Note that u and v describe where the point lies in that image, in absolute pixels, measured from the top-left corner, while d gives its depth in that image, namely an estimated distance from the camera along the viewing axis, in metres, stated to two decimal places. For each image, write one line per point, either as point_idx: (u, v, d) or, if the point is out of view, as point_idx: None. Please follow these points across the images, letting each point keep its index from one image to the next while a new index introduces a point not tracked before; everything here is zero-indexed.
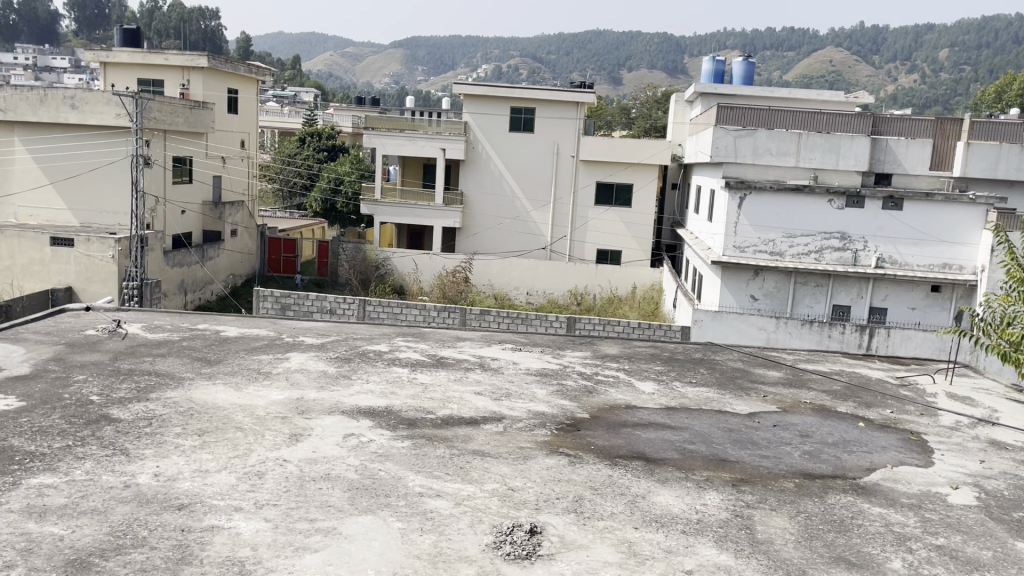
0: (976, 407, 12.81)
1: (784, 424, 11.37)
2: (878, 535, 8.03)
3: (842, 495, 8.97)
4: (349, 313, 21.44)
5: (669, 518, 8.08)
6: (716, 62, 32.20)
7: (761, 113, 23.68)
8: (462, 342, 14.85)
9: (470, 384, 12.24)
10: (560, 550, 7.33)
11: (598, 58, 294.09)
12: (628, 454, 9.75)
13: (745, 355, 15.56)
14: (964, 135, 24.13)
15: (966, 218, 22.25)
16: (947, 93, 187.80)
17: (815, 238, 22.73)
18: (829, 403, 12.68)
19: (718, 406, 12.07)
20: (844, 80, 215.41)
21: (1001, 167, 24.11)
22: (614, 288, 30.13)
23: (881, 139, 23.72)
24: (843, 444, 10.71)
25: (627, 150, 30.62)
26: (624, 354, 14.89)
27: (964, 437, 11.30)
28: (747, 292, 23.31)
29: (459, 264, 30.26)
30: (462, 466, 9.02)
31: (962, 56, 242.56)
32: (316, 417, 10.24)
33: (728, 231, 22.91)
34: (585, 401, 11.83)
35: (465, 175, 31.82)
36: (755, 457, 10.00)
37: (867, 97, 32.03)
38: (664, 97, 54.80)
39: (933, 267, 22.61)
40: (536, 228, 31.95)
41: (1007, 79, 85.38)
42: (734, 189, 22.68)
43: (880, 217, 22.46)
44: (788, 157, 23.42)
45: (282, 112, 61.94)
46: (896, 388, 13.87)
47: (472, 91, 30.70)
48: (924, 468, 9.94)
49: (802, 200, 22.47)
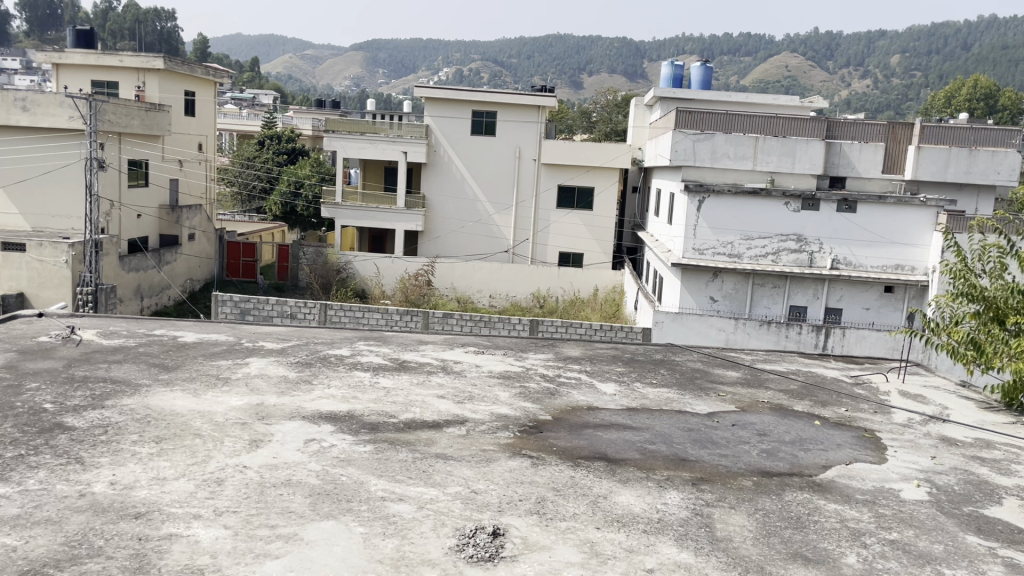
0: (928, 404, 13.16)
1: (742, 424, 11.56)
2: (834, 530, 8.21)
3: (798, 492, 9.15)
4: (310, 317, 21.13)
5: (631, 518, 8.17)
6: (676, 66, 32.40)
7: (719, 117, 23.96)
8: (424, 346, 14.83)
9: (432, 387, 12.23)
10: (523, 551, 7.37)
11: (558, 62, 295.58)
12: (589, 455, 9.83)
13: (704, 356, 15.76)
14: (915, 139, 24.63)
15: (917, 220, 22.82)
16: (899, 100, 191.84)
17: (772, 240, 23.14)
18: (786, 402, 12.92)
19: (678, 406, 12.23)
20: (800, 86, 219.92)
21: (951, 171, 24.67)
22: (577, 290, 30.35)
23: (834, 143, 24.37)
24: (799, 442, 10.92)
25: (587, 154, 30.81)
26: (586, 356, 15.00)
27: (916, 434, 11.57)
28: (707, 294, 23.66)
29: (421, 267, 30.19)
30: (424, 469, 9.01)
31: (913, 61, 248.13)
32: (277, 422, 10.15)
33: (687, 234, 23.23)
34: (547, 403, 11.89)
35: (427, 179, 31.76)
36: (714, 456, 10.15)
37: (822, 102, 32.52)
38: (625, 100, 55.08)
39: (886, 268, 23.14)
40: (498, 231, 31.99)
41: (955, 84, 87.56)
42: (693, 192, 22.93)
43: (834, 220, 22.92)
44: (745, 160, 23.86)
45: (241, 115, 61.20)
46: (850, 387, 14.17)
47: (434, 95, 30.67)
48: (877, 464, 10.19)
49: (760, 203, 22.88)
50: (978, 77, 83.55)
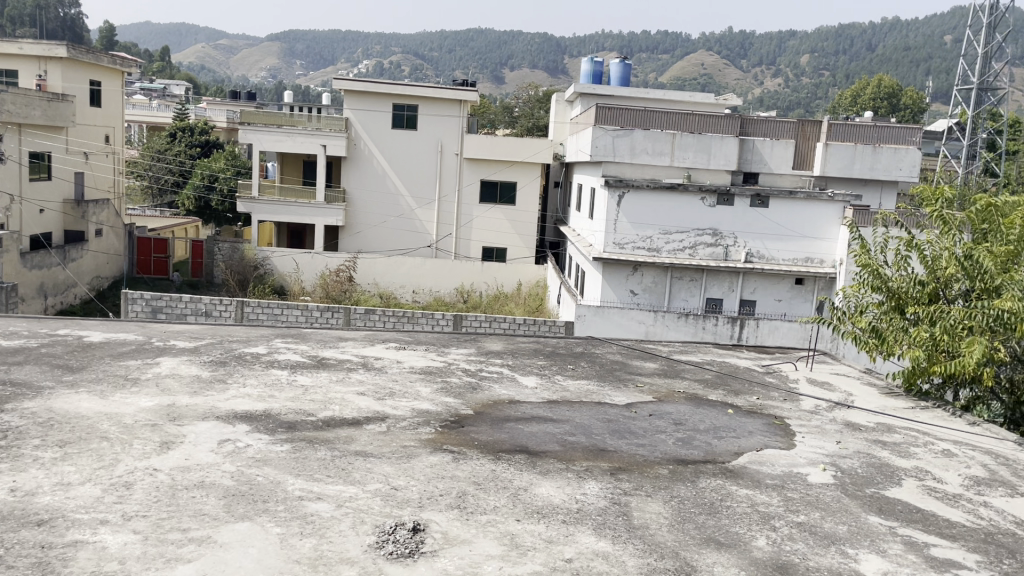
0: (834, 391, 13.73)
1: (659, 414, 11.83)
2: (745, 515, 8.49)
3: (712, 478, 9.43)
4: (226, 315, 20.56)
5: (551, 509, 8.27)
6: (595, 63, 32.78)
7: (637, 113, 24.37)
8: (343, 343, 14.64)
9: (352, 384, 12.11)
10: (443, 546, 7.37)
11: (480, 57, 294.98)
12: (510, 448, 9.90)
13: (623, 348, 16.05)
14: (823, 137, 25.59)
15: (824, 214, 23.73)
16: (808, 99, 198.62)
17: (689, 234, 23.76)
18: (701, 391, 13.29)
19: (597, 398, 12.43)
20: (715, 84, 225.25)
21: (856, 167, 25.71)
22: (500, 285, 30.44)
23: (747, 139, 25.13)
24: (713, 430, 11.25)
25: (509, 149, 30.90)
26: (508, 350, 15.08)
27: (823, 420, 12.06)
28: (627, 287, 24.10)
29: (343, 263, 29.78)
30: (343, 467, 8.91)
31: (822, 61, 257.06)
32: (189, 423, 9.87)
33: (608, 228, 23.65)
34: (469, 397, 11.90)
35: (347, 173, 31.29)
36: (632, 446, 10.35)
37: (737, 100, 33.46)
38: (546, 96, 55.41)
39: (797, 261, 24.00)
40: (421, 226, 31.77)
41: (860, 84, 91.12)
42: (613, 187, 23.39)
43: (747, 215, 23.68)
44: (663, 156, 24.42)
45: (152, 106, 58.95)
46: (761, 375, 14.66)
47: (353, 88, 30.24)
48: (787, 450, 10.57)
49: (677, 198, 23.46)
50: (881, 78, 87.10)
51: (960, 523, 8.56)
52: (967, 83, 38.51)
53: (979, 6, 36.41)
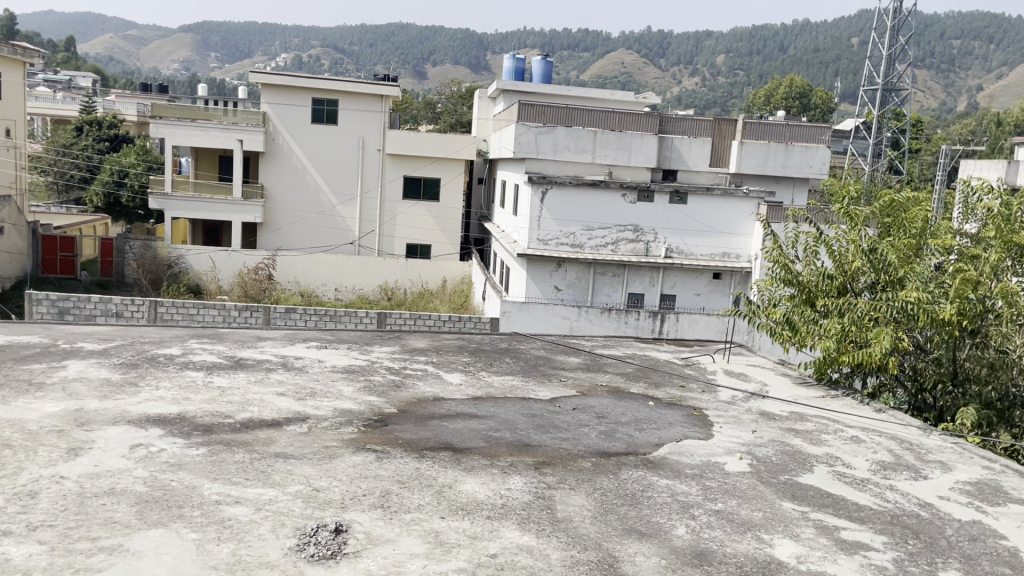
0: (749, 382, 14.16)
1: (582, 407, 11.97)
2: (665, 505, 8.67)
3: (634, 470, 9.60)
4: (138, 316, 19.84)
5: (475, 505, 8.27)
6: (518, 59, 32.89)
7: (559, 110, 24.58)
8: (262, 342, 14.32)
9: (271, 385, 11.85)
10: (365, 546, 7.29)
11: (402, 52, 292.31)
12: (435, 446, 9.86)
13: (547, 343, 16.17)
14: (738, 135, 26.31)
15: (739, 210, 24.42)
16: (724, 97, 203.78)
17: (611, 231, 24.11)
18: (623, 384, 13.52)
19: (521, 393, 12.49)
20: (635, 83, 228.94)
21: (770, 164, 26.51)
22: (424, 281, 30.28)
23: (666, 137, 25.63)
24: (635, 423, 11.44)
25: (431, 145, 30.69)
26: (432, 347, 15.01)
27: (739, 410, 12.42)
28: (551, 283, 24.28)
29: (262, 261, 29.09)
30: (263, 470, 8.72)
31: (738, 61, 264.37)
32: (98, 428, 9.49)
33: (532, 224, 23.79)
34: (392, 396, 11.80)
35: (265, 168, 30.58)
36: (556, 440, 10.45)
37: (655, 98, 34.12)
38: (469, 92, 55.31)
39: (714, 256, 24.64)
40: (342, 222, 31.31)
41: (774, 83, 93.88)
42: (536, 184, 23.54)
43: (667, 211, 24.15)
44: (585, 153, 24.68)
45: (56, 98, 56.34)
46: (681, 368, 15.00)
47: (270, 82, 29.55)
48: (705, 440, 10.85)
49: (599, 195, 23.76)
50: (793, 77, 90.02)
51: (868, 507, 8.94)
52: (872, 84, 40.16)
53: (883, 9, 37.95)
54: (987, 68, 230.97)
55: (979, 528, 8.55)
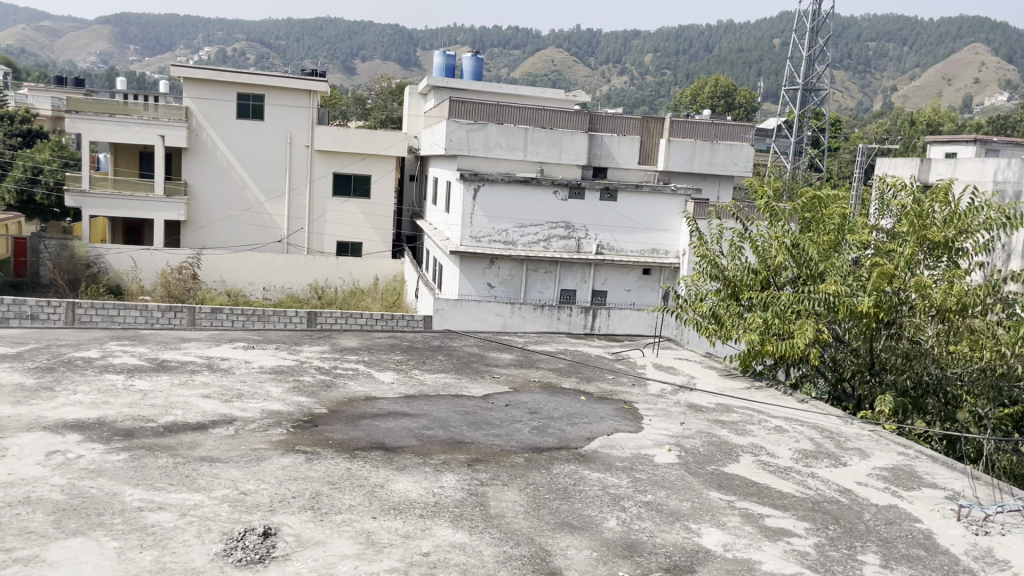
0: (678, 375, 14.46)
1: (514, 403, 12.02)
2: (596, 497, 8.78)
3: (566, 464, 9.69)
4: (55, 318, 19.06)
5: (407, 504, 8.22)
6: (448, 56, 32.75)
7: (490, 107, 24.57)
8: (187, 344, 13.94)
9: (196, 387, 11.54)
10: (295, 549, 7.17)
11: (331, 47, 287.90)
12: (366, 445, 9.76)
13: (479, 340, 16.18)
14: (665, 133, 26.78)
15: (668, 207, 24.88)
16: (652, 96, 206.86)
17: (543, 227, 24.27)
18: (555, 380, 13.63)
19: (453, 391, 12.47)
20: (566, 81, 230.37)
21: (696, 162, 27.05)
22: (355, 280, 29.94)
23: (596, 135, 25.89)
24: (567, 418, 11.54)
25: (361, 142, 30.25)
26: (363, 346, 14.85)
27: (668, 403, 12.66)
28: (484, 280, 24.28)
29: (185, 259, 28.31)
30: (188, 474, 8.48)
31: (665, 60, 268.90)
32: (11, 435, 9.09)
33: (464, 222, 23.72)
34: (322, 396, 11.63)
35: (189, 165, 29.76)
36: (488, 437, 10.46)
37: (585, 96, 34.47)
38: (399, 89, 54.84)
39: (644, 252, 25.04)
40: (270, 220, 30.68)
41: (699, 83, 95.79)
42: (468, 181, 23.46)
43: (598, 208, 24.43)
44: (516, 150, 24.75)
45: None
46: (612, 362, 15.21)
47: (193, 75, 28.79)
48: (635, 433, 11.02)
49: (531, 192, 23.87)
50: (717, 77, 92.04)
51: (790, 494, 9.23)
52: (793, 85, 41.36)
53: (803, 11, 39.09)
54: (900, 70, 240.61)
55: (895, 512, 8.91)
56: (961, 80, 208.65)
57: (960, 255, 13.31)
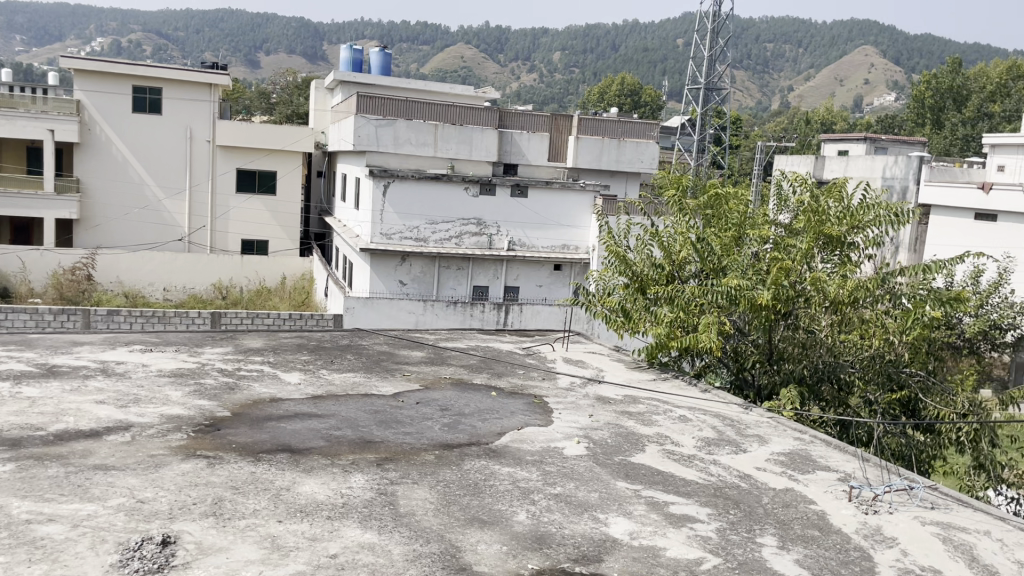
0: (587, 368, 14.68)
1: (425, 401, 11.95)
2: (506, 492, 8.83)
3: (476, 460, 9.70)
4: None
5: (315, 506, 8.07)
6: (354, 50, 32.29)
7: (398, 103, 24.33)
8: (79, 348, 13.30)
9: (90, 393, 11.01)
10: (196, 556, 6.94)
11: (234, 40, 279.49)
12: (272, 448, 9.53)
13: (389, 338, 16.03)
14: (574, 130, 27.12)
15: (577, 203, 25.24)
16: (562, 94, 208.94)
17: (454, 224, 24.22)
18: (465, 376, 13.63)
19: (363, 390, 12.31)
20: (476, 78, 230.35)
21: (604, 159, 27.48)
22: (261, 279, 29.23)
23: (506, 131, 25.98)
24: (477, 414, 11.55)
25: (265, 137, 29.45)
26: (268, 347, 14.49)
27: (577, 396, 12.84)
28: (395, 277, 24.04)
29: (79, 260, 27.03)
30: (80, 484, 8.09)
31: (573, 58, 271.98)
32: None
33: (374, 219, 23.41)
34: (225, 398, 11.29)
35: (81, 160, 28.41)
36: (398, 435, 10.37)
37: (494, 93, 34.58)
38: (305, 83, 53.76)
39: (555, 248, 25.31)
40: (170, 218, 29.55)
41: (606, 81, 97.37)
42: (378, 177, 23.17)
43: (508, 205, 24.59)
44: (426, 147, 24.58)
45: None
46: (522, 357, 15.32)
47: (84, 67, 27.53)
48: (545, 427, 11.13)
49: (441, 188, 23.77)
50: (624, 75, 93.79)
51: (693, 481, 9.50)
52: (695, 83, 42.51)
53: (703, 13, 40.18)
54: (797, 70, 250.62)
55: (792, 495, 9.29)
56: (853, 81, 218.90)
57: (852, 249, 13.97)
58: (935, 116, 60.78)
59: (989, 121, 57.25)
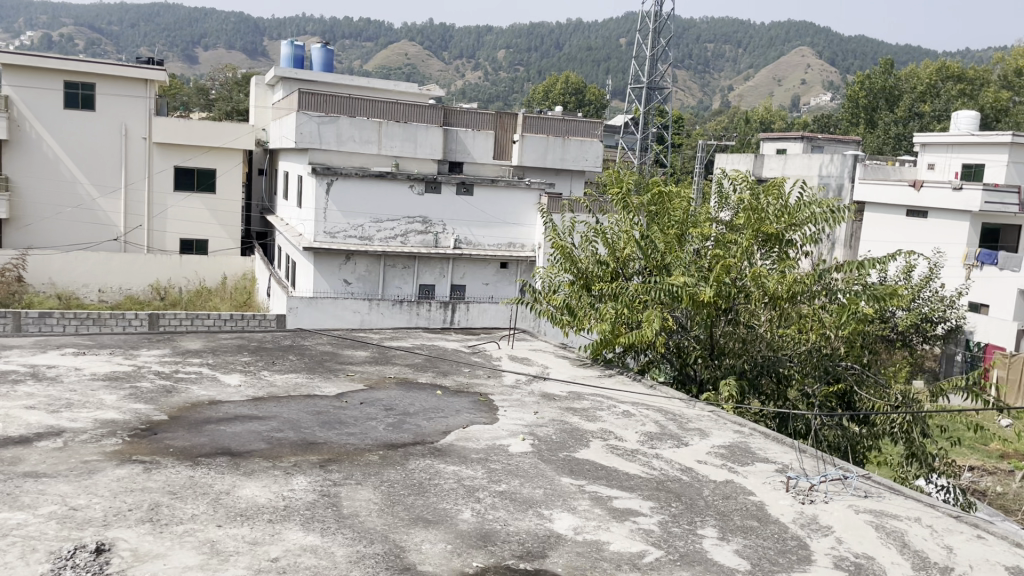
0: (532, 365, 14.72)
1: (369, 401, 11.85)
2: (451, 490, 8.81)
3: (421, 459, 9.66)
4: None
5: (255, 510, 7.93)
6: (296, 46, 31.85)
7: (341, 100, 24.07)
8: (8, 352, 12.83)
9: (19, 398, 10.63)
10: (132, 564, 6.77)
11: (171, 36, 272.91)
12: (211, 452, 9.34)
13: (332, 338, 15.84)
14: (519, 128, 27.18)
15: (523, 201, 25.31)
16: (507, 92, 209.19)
17: (399, 222, 24.04)
18: (410, 375, 13.56)
19: (305, 391, 12.15)
20: (420, 75, 229.10)
21: (549, 157, 27.60)
22: (201, 279, 28.62)
23: (451, 129, 25.91)
24: (422, 413, 11.50)
25: (204, 134, 28.83)
26: (208, 348, 14.19)
27: (522, 393, 12.88)
28: (339, 277, 23.73)
29: (8, 261, 26.10)
30: (9, 493, 7.81)
31: (518, 57, 272.49)
32: None
33: (318, 217, 23.13)
34: (163, 402, 11.02)
35: (9, 157, 27.41)
36: (341, 436, 10.26)
37: (438, 90, 34.47)
38: (244, 79, 52.85)
39: (501, 246, 25.34)
40: (105, 217, 28.70)
41: (550, 80, 97.81)
42: (321, 175, 22.91)
43: (454, 203, 24.53)
44: (370, 144, 24.37)
45: None
46: (467, 355, 15.29)
47: (11, 61, 26.56)
48: (490, 425, 11.14)
49: (386, 186, 23.58)
50: (568, 74, 94.39)
51: (637, 475, 9.61)
52: (638, 82, 43.01)
53: (645, 13, 40.67)
54: (737, 70, 255.45)
55: (732, 487, 9.47)
56: (791, 81, 224.15)
57: (790, 246, 14.28)
58: (868, 116, 62.54)
59: (919, 121, 59.16)
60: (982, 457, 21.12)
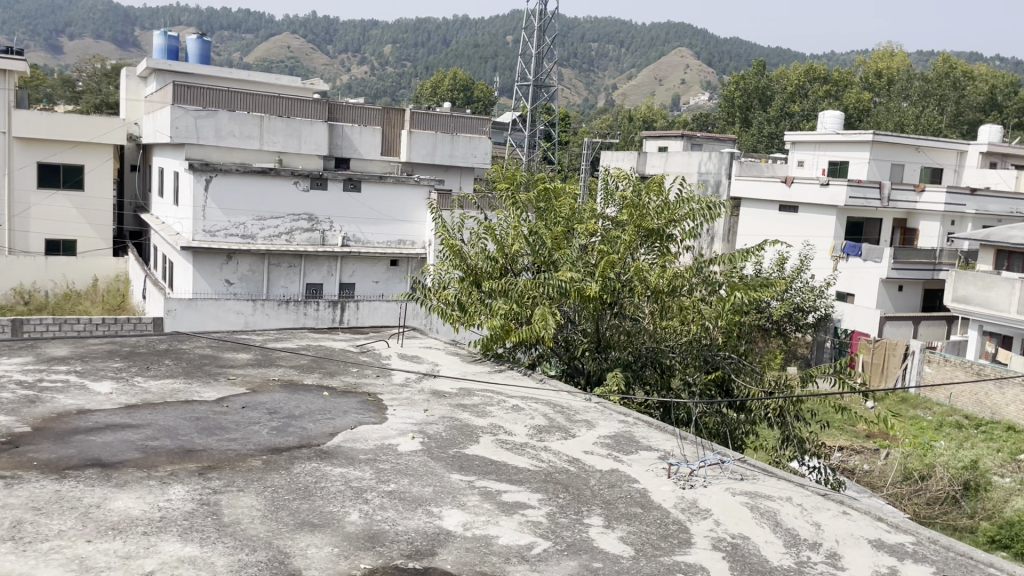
0: (422, 363, 14.63)
1: (252, 405, 11.48)
2: (338, 493, 8.65)
3: (307, 462, 9.44)
4: None
5: (129, 522, 7.55)
6: (168, 37, 30.30)
7: (219, 93, 23.21)
8: None
9: None
10: None
11: (31, 23, 255.91)
12: (80, 464, 8.82)
13: (213, 341, 15.26)
14: (406, 125, 26.93)
15: (412, 198, 25.13)
16: (394, 87, 206.62)
17: (284, 220, 23.38)
18: (296, 376, 13.23)
19: (183, 396, 11.66)
20: (303, 69, 223.28)
21: (438, 154, 27.48)
22: (70, 282, 26.99)
23: (336, 125, 25.47)
24: (308, 415, 11.24)
25: (71, 128, 27.23)
26: (76, 355, 13.39)
27: (412, 391, 12.78)
28: (221, 277, 22.87)
29: None
30: None
31: (405, 53, 269.83)
32: None
33: (196, 215, 22.27)
34: (25, 413, 10.33)
35: None
36: (222, 442, 9.90)
37: (322, 84, 33.70)
38: (114, 70, 50.19)
39: (390, 243, 25.08)
40: None
41: (436, 78, 97.37)
42: (199, 171, 22.08)
43: (341, 199, 24.07)
44: (251, 139, 23.64)
45: None
46: (355, 355, 15.04)
47: None
48: (379, 424, 11.00)
49: (269, 182, 22.90)
50: (454, 71, 94.12)
51: (525, 468, 9.72)
52: (524, 80, 43.38)
53: (530, 12, 41.04)
54: (621, 70, 261.37)
55: (617, 475, 9.71)
56: (672, 80, 231.58)
57: (670, 241, 14.73)
58: (743, 116, 65.17)
59: (790, 121, 62.12)
60: (851, 438, 22.49)
